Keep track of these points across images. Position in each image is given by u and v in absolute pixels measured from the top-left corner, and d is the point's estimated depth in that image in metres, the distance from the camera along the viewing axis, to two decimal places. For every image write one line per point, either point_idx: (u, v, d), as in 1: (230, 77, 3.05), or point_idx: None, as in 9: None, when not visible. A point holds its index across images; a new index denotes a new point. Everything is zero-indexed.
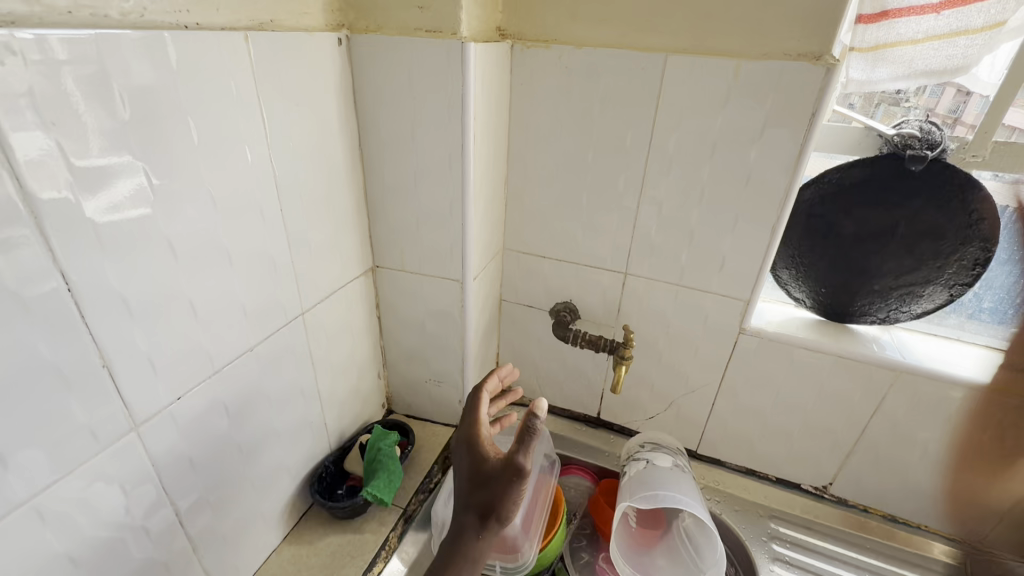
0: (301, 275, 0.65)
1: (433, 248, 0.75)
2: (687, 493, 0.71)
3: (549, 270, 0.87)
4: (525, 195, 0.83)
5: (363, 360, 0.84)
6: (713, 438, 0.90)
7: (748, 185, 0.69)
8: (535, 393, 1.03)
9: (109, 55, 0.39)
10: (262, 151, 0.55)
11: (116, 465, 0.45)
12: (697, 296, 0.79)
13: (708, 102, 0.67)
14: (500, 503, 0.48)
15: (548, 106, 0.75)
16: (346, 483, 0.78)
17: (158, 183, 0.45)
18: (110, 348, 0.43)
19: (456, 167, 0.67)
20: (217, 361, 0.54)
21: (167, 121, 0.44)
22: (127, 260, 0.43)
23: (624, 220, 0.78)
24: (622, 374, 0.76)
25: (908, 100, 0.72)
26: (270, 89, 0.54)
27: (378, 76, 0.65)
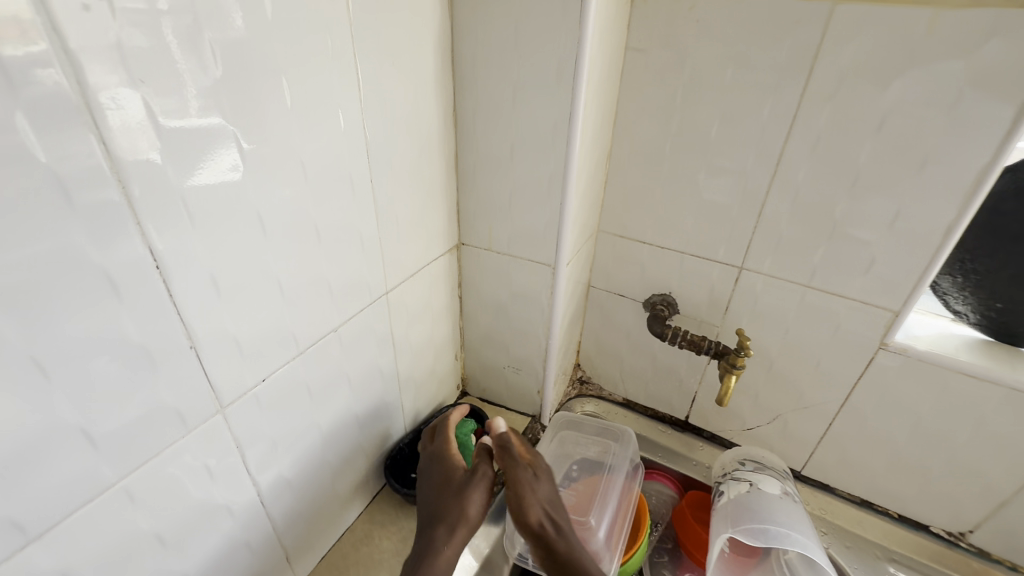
0: (387, 253, 0.60)
1: (526, 228, 0.68)
2: (801, 530, 0.62)
3: (648, 258, 0.78)
4: (629, 173, 0.73)
5: (442, 341, 0.80)
6: (825, 460, 0.79)
7: (922, 171, 0.56)
8: (616, 387, 0.95)
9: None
10: (354, 116, 0.49)
11: (202, 446, 0.44)
12: (829, 301, 0.67)
13: (885, 65, 0.53)
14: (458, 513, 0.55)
15: (668, 69, 0.64)
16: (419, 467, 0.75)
17: (248, 149, 0.40)
18: (197, 328, 0.40)
19: (560, 139, 0.59)
20: (301, 342, 0.51)
21: (259, 79, 0.39)
22: (215, 235, 0.39)
23: (747, 206, 0.67)
24: (731, 384, 0.67)
25: None
26: (366, 45, 0.48)
27: (480, 31, 0.57)
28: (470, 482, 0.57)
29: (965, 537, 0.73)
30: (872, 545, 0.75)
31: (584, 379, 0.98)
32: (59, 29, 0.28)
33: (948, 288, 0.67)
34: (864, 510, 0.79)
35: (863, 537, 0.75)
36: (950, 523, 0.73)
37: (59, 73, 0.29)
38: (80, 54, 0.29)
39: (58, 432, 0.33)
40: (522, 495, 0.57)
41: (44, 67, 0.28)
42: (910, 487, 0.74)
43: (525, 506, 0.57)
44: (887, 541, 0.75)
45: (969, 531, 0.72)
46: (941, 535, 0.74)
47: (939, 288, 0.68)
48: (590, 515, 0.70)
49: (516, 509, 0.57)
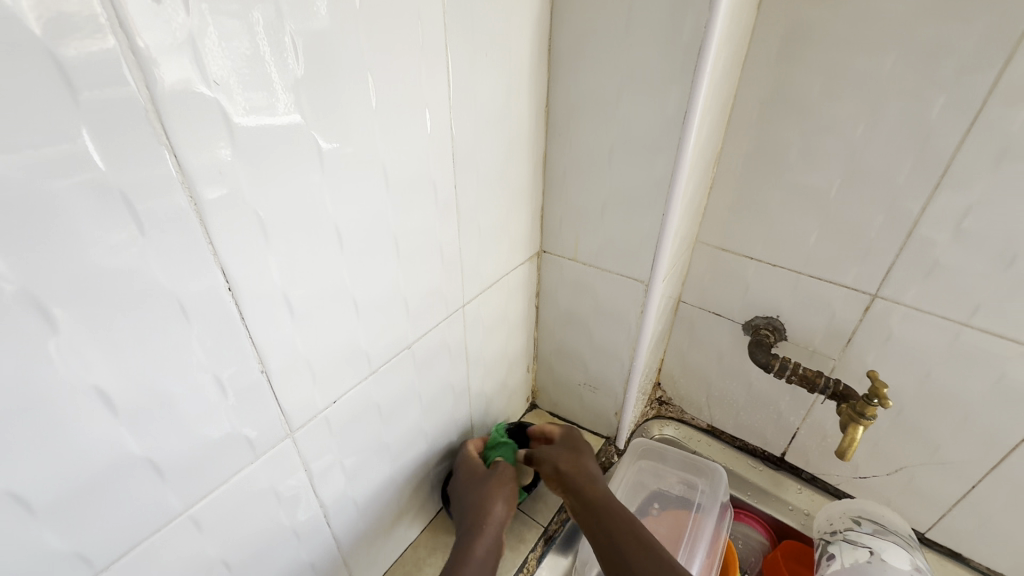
0: (466, 264, 0.55)
1: (619, 239, 0.60)
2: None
3: (755, 276, 0.68)
4: (741, 178, 0.63)
5: (514, 352, 0.74)
6: (960, 525, 0.66)
7: None
8: (700, 412, 0.86)
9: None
10: (443, 115, 0.44)
11: (271, 471, 0.41)
12: (995, 344, 0.55)
13: None
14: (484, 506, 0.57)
15: (805, 57, 0.53)
16: None
17: (328, 151, 0.36)
18: (268, 350, 0.37)
19: (671, 141, 0.51)
20: (374, 360, 0.47)
21: (343, 77, 0.35)
22: (289, 250, 0.36)
23: (893, 224, 0.55)
24: (856, 436, 0.57)
25: None
26: (459, 34, 0.42)
27: (584, 13, 0.50)
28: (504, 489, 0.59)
29: None
30: None
31: (663, 400, 0.89)
32: (126, 22, 0.24)
33: None
34: None
35: None
36: None
37: (127, 75, 0.25)
38: (149, 51, 0.25)
39: (125, 466, 0.31)
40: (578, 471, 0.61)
41: (110, 70, 0.24)
42: None
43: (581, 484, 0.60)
44: None
45: None
46: None
47: None
48: (680, 550, 0.65)
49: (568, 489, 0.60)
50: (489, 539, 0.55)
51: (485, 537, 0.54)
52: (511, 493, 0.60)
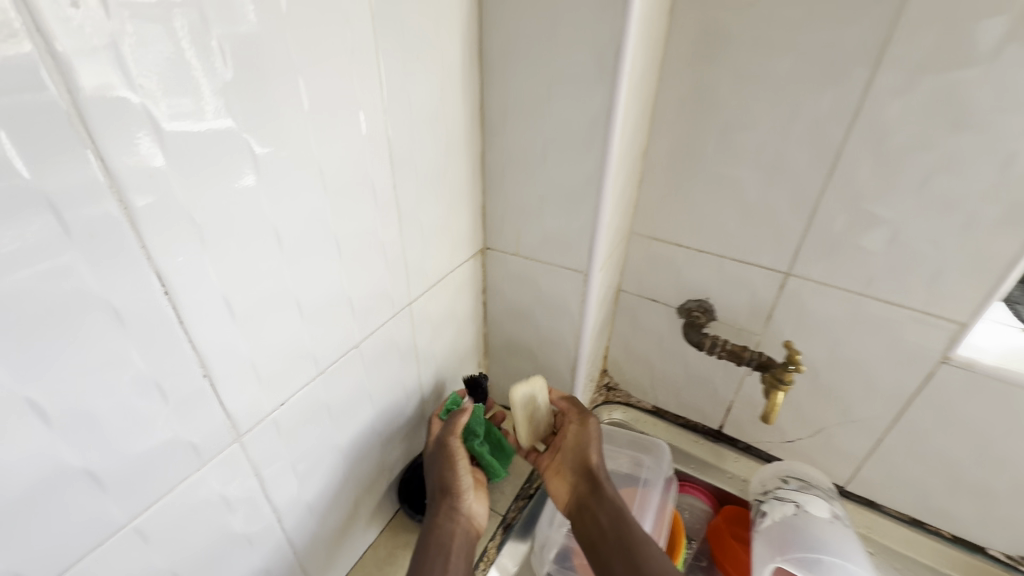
0: (410, 262, 0.56)
1: (558, 233, 0.63)
2: (855, 560, 0.58)
3: (685, 262, 0.73)
4: (666, 171, 0.68)
5: (465, 348, 0.76)
6: (872, 477, 0.74)
7: (1005, 170, 0.50)
8: (645, 394, 0.90)
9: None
10: (377, 116, 0.45)
11: (219, 477, 0.41)
12: (888, 310, 0.62)
13: (966, 51, 0.47)
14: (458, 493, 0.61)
15: (715, 59, 0.58)
16: None
17: (262, 155, 0.36)
18: (211, 354, 0.37)
19: (598, 138, 0.54)
20: (322, 360, 0.47)
21: (274, 81, 0.35)
22: (228, 252, 0.36)
23: (798, 208, 0.62)
24: (778, 400, 0.63)
25: None
26: (389, 40, 0.44)
27: (510, 18, 0.52)
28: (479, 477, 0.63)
29: None
30: (919, 568, 0.71)
31: (611, 386, 0.93)
32: (44, 27, 0.24)
33: None
34: (915, 530, 0.74)
35: (910, 559, 0.72)
36: (1012, 548, 0.68)
37: (47, 79, 0.25)
38: (69, 55, 0.25)
39: (62, 478, 0.30)
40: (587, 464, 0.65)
41: (25, 73, 0.24)
42: (966, 508, 0.69)
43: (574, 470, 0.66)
44: (935, 563, 0.71)
45: None
46: (999, 559, 0.70)
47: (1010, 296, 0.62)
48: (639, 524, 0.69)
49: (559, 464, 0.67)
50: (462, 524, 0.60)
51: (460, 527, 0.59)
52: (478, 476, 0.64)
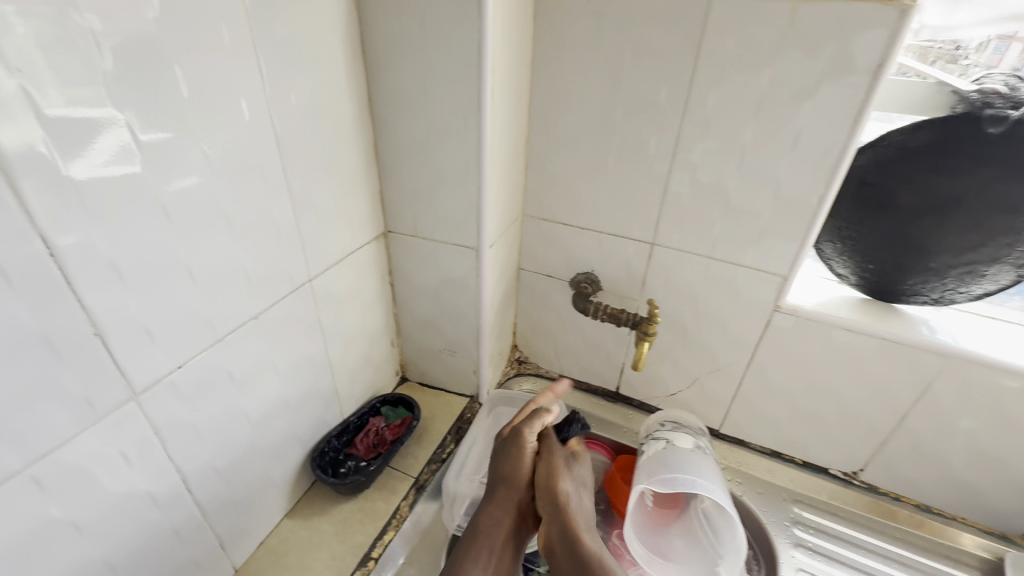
0: (308, 242, 0.61)
1: (449, 214, 0.71)
2: (707, 476, 0.69)
3: (571, 239, 0.82)
4: (547, 158, 0.77)
5: (375, 327, 0.81)
6: (738, 417, 0.86)
7: (796, 148, 0.62)
8: (552, 365, 0.99)
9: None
10: (261, 105, 0.50)
11: (117, 433, 0.45)
12: (730, 270, 0.73)
13: (755, 53, 0.59)
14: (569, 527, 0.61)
15: (575, 59, 0.68)
16: (348, 460, 0.75)
17: (145, 139, 0.41)
18: (101, 315, 0.41)
19: (472, 127, 0.62)
20: (220, 328, 0.52)
21: (152, 72, 0.40)
22: (114, 222, 0.40)
23: (653, 186, 0.72)
24: (646, 350, 0.77)
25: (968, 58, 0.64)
26: (268, 38, 0.49)
27: (388, 21, 0.59)
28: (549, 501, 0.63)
29: (857, 475, 0.82)
30: (778, 490, 0.83)
31: (522, 360, 1.02)
32: None
33: (831, 253, 0.75)
34: (774, 460, 0.87)
35: (770, 484, 0.84)
36: (845, 465, 0.83)
37: None
38: None
39: None
40: (554, 498, 0.62)
41: None
42: (808, 435, 0.82)
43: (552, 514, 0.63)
44: (791, 485, 0.83)
45: (860, 470, 0.82)
46: (838, 476, 0.84)
47: (824, 254, 0.76)
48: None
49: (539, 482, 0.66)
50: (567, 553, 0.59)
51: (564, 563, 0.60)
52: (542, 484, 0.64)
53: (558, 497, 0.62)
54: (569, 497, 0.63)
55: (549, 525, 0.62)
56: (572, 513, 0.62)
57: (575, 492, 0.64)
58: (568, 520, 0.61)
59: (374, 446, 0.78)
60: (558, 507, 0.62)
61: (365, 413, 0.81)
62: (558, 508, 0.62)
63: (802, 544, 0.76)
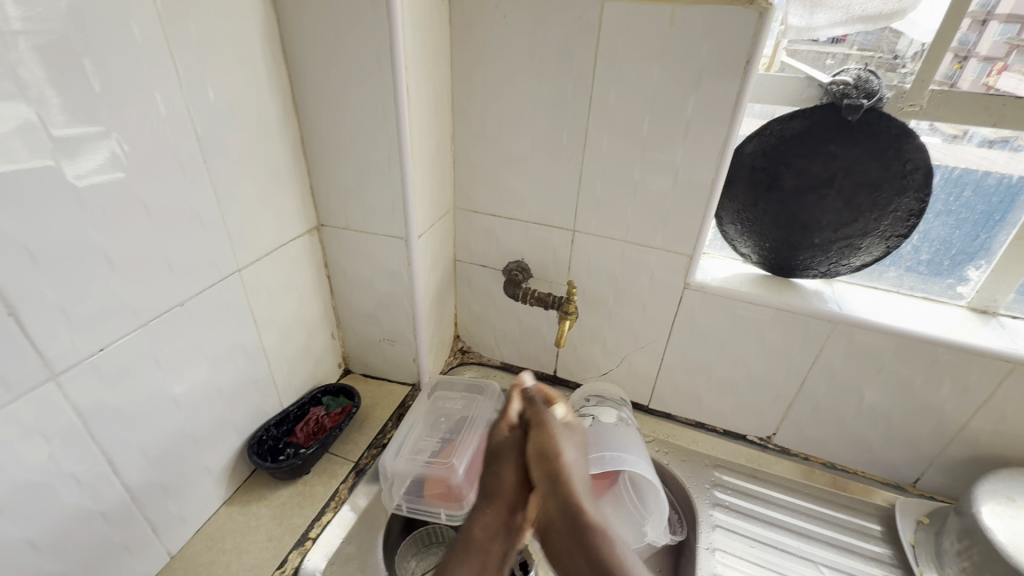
0: (235, 234, 0.64)
1: (377, 206, 0.74)
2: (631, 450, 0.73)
3: (500, 229, 0.88)
4: (473, 153, 0.82)
5: (313, 319, 0.84)
6: (663, 392, 0.93)
7: (687, 136, 0.68)
8: (493, 352, 1.04)
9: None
10: (177, 100, 0.53)
11: (36, 413, 0.46)
12: (643, 252, 0.80)
13: (645, 52, 0.65)
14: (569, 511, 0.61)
15: (489, 59, 0.73)
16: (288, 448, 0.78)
17: (57, 132, 0.44)
18: (15, 297, 0.43)
19: (391, 122, 0.67)
20: (142, 314, 0.54)
21: (62, 67, 0.43)
22: (26, 207, 0.42)
23: (569, 176, 0.78)
24: (567, 328, 0.82)
25: (905, 67, 0.68)
26: (182, 37, 0.52)
27: (305, 22, 0.63)
28: (549, 485, 0.63)
29: (771, 439, 0.89)
30: (701, 457, 0.89)
31: (465, 349, 1.06)
32: None
33: (734, 235, 0.81)
34: (698, 430, 0.93)
35: (695, 452, 0.90)
36: (759, 431, 0.90)
37: None
38: None
39: None
40: (557, 469, 0.63)
41: None
42: (726, 404, 0.89)
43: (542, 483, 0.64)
44: (714, 452, 0.90)
45: (773, 435, 0.89)
46: (754, 441, 0.91)
47: (728, 236, 0.82)
48: (454, 457, 0.76)
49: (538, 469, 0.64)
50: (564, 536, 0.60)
51: (561, 542, 0.60)
52: (553, 465, 0.63)
53: (561, 467, 0.63)
54: (573, 466, 0.64)
55: (547, 497, 0.63)
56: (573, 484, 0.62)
57: (576, 462, 0.64)
58: (573, 490, 0.62)
59: (314, 433, 0.80)
60: (555, 479, 0.63)
61: (306, 403, 0.83)
62: (560, 477, 0.63)
63: (720, 503, 0.82)
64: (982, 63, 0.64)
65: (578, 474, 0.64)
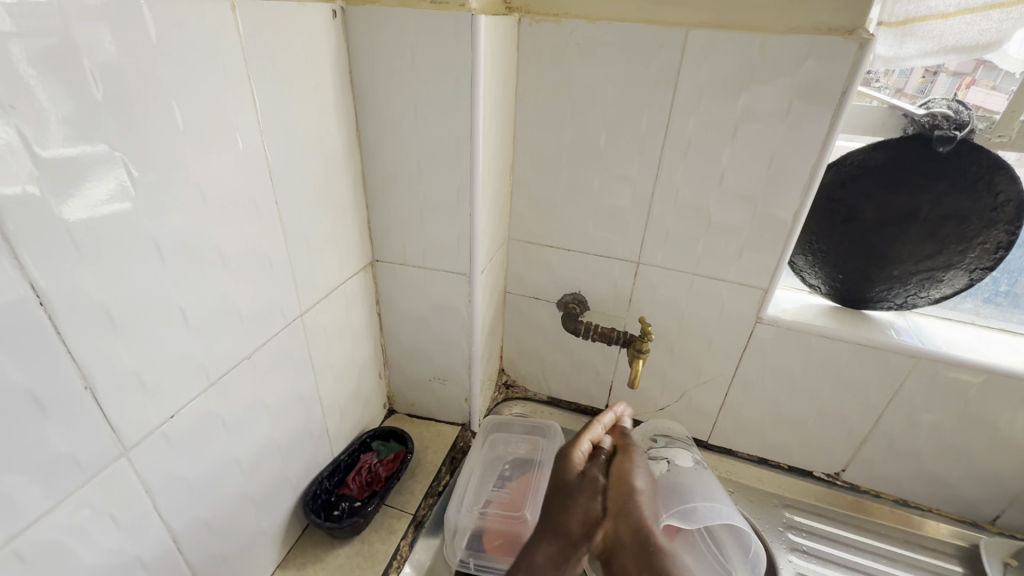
0: (300, 276, 0.59)
1: (439, 241, 0.70)
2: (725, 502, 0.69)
3: (557, 261, 0.84)
4: (532, 183, 0.79)
5: (364, 359, 0.79)
6: (725, 428, 0.89)
7: (770, 169, 0.66)
8: (540, 386, 0.99)
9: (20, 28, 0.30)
10: (253, 138, 0.49)
11: (105, 494, 0.41)
12: (713, 284, 0.76)
13: (730, 82, 0.63)
14: (648, 532, 0.59)
15: (556, 88, 0.70)
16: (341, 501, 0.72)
17: (139, 176, 0.39)
18: (91, 365, 0.38)
19: (464, 155, 0.63)
20: (212, 371, 0.49)
21: (149, 106, 0.38)
22: (107, 264, 0.37)
23: (638, 206, 0.75)
24: (639, 367, 0.79)
25: (877, 80, 0.72)
26: (261, 68, 0.48)
27: (377, 51, 0.59)
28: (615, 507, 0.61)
29: (839, 476, 0.86)
30: (769, 496, 0.85)
31: (509, 384, 1.01)
32: None
33: (803, 266, 0.78)
34: (762, 467, 0.89)
35: (762, 491, 0.86)
36: (827, 467, 0.86)
37: None
38: None
39: None
40: (630, 491, 0.62)
41: None
42: (793, 440, 0.86)
43: (610, 506, 0.61)
44: (781, 490, 0.86)
45: (842, 471, 0.85)
46: (822, 478, 0.87)
47: (797, 267, 0.79)
48: (526, 509, 0.72)
49: (620, 512, 0.61)
50: (631, 557, 0.58)
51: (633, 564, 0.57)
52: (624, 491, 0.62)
53: (633, 489, 0.62)
54: (643, 492, 0.63)
55: (616, 517, 0.60)
56: (644, 509, 0.61)
57: (647, 490, 0.64)
58: (643, 512, 0.61)
59: (368, 483, 0.75)
60: (625, 497, 0.62)
61: (356, 450, 0.78)
62: (631, 499, 0.62)
63: (797, 548, 0.78)
64: (951, 77, 0.69)
65: (647, 502, 0.62)
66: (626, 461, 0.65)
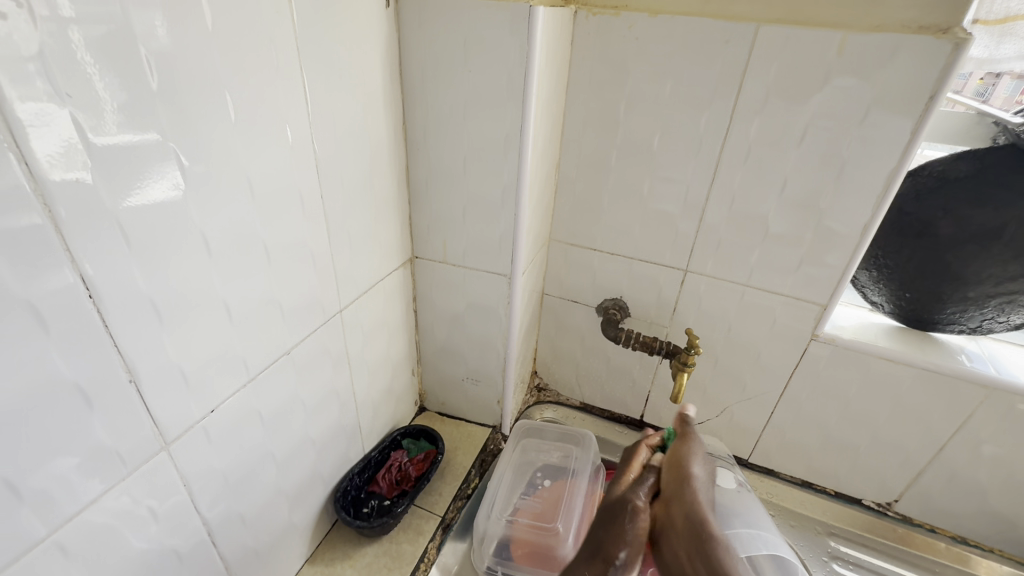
0: (341, 270, 0.58)
1: (481, 239, 0.68)
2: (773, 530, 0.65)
3: (600, 265, 0.81)
4: (578, 183, 0.76)
5: (399, 356, 0.78)
6: (769, 447, 0.85)
7: (839, 178, 0.61)
8: (573, 392, 0.96)
9: (71, 15, 0.29)
10: (303, 129, 0.47)
11: (145, 487, 0.41)
12: (767, 297, 0.72)
13: (802, 82, 0.58)
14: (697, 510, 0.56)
15: (610, 84, 0.67)
16: (370, 499, 0.71)
17: (190, 167, 0.38)
18: (137, 358, 0.37)
19: (511, 153, 0.61)
20: (252, 367, 0.48)
21: (201, 95, 0.37)
22: (155, 258, 0.37)
23: (690, 212, 0.71)
24: (684, 380, 0.75)
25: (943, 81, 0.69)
26: (312, 56, 0.46)
27: (427, 42, 0.57)
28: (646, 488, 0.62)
29: (891, 506, 0.80)
30: (813, 523, 0.81)
31: (541, 387, 0.99)
32: None
33: (866, 281, 0.74)
34: (806, 490, 0.85)
35: (805, 517, 0.81)
36: (878, 496, 0.81)
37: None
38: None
39: None
40: (682, 476, 0.60)
41: None
42: (842, 465, 0.81)
43: (667, 491, 0.60)
44: (826, 517, 0.81)
45: (895, 501, 0.80)
46: (872, 507, 0.82)
47: (859, 282, 0.75)
48: (557, 521, 0.69)
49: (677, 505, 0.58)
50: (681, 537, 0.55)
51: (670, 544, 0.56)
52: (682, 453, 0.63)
53: (685, 476, 0.60)
54: (699, 479, 0.60)
55: (670, 504, 0.59)
56: (699, 492, 0.59)
57: (704, 480, 0.61)
58: (697, 498, 0.58)
59: (397, 482, 0.74)
60: (680, 485, 0.60)
61: (387, 447, 0.77)
62: (685, 486, 0.59)
63: None
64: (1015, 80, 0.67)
65: (704, 490, 0.59)
66: (682, 444, 0.64)
